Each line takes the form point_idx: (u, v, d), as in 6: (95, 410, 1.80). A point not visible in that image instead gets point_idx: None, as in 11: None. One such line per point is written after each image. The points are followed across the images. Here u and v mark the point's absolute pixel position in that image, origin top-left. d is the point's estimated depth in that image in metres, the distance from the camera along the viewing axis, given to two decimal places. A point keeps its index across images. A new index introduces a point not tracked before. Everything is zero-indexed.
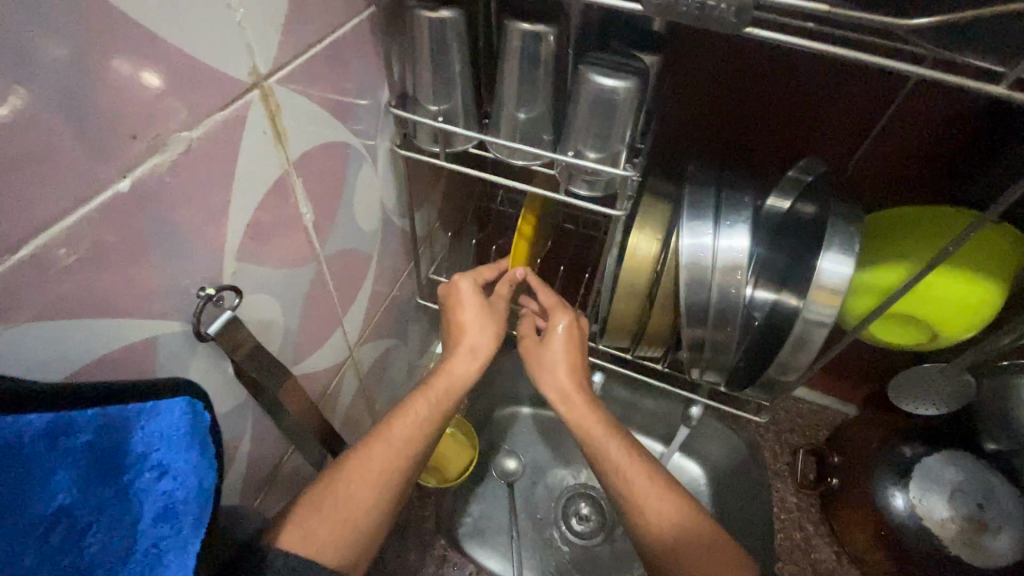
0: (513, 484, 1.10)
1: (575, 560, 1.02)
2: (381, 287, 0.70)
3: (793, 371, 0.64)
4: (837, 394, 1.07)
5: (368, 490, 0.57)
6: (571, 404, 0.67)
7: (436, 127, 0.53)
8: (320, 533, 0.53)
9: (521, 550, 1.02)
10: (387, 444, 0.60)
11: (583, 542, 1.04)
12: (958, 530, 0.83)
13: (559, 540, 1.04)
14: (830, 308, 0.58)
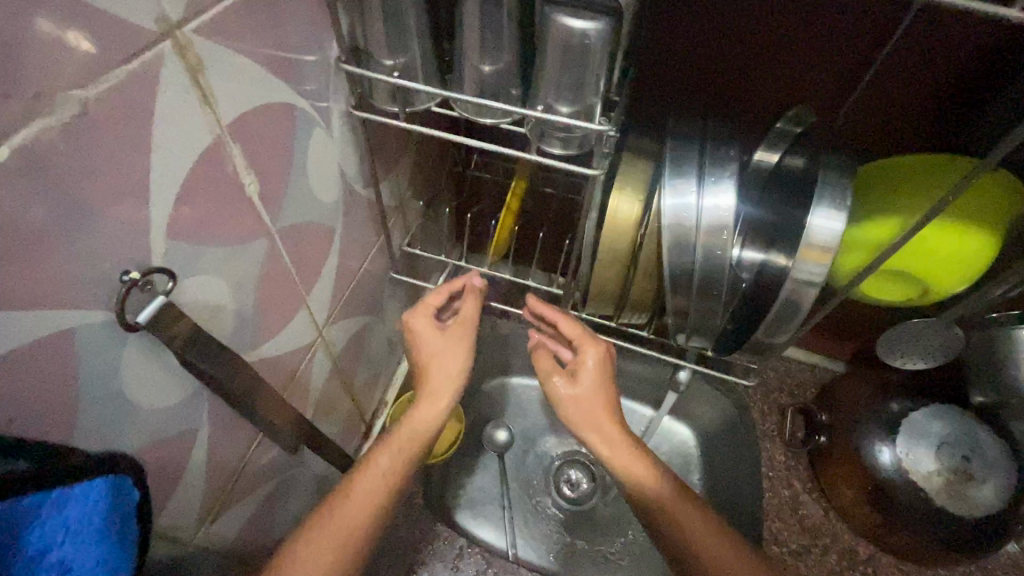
0: (503, 454, 1.08)
1: (569, 525, 1.02)
2: (348, 262, 0.66)
3: (783, 333, 0.62)
4: (825, 352, 1.07)
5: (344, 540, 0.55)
6: (609, 436, 0.65)
7: (393, 83, 0.49)
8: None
9: (512, 518, 1.02)
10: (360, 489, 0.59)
11: (574, 507, 1.03)
12: (944, 482, 0.84)
13: (550, 507, 1.03)
14: (821, 266, 0.55)
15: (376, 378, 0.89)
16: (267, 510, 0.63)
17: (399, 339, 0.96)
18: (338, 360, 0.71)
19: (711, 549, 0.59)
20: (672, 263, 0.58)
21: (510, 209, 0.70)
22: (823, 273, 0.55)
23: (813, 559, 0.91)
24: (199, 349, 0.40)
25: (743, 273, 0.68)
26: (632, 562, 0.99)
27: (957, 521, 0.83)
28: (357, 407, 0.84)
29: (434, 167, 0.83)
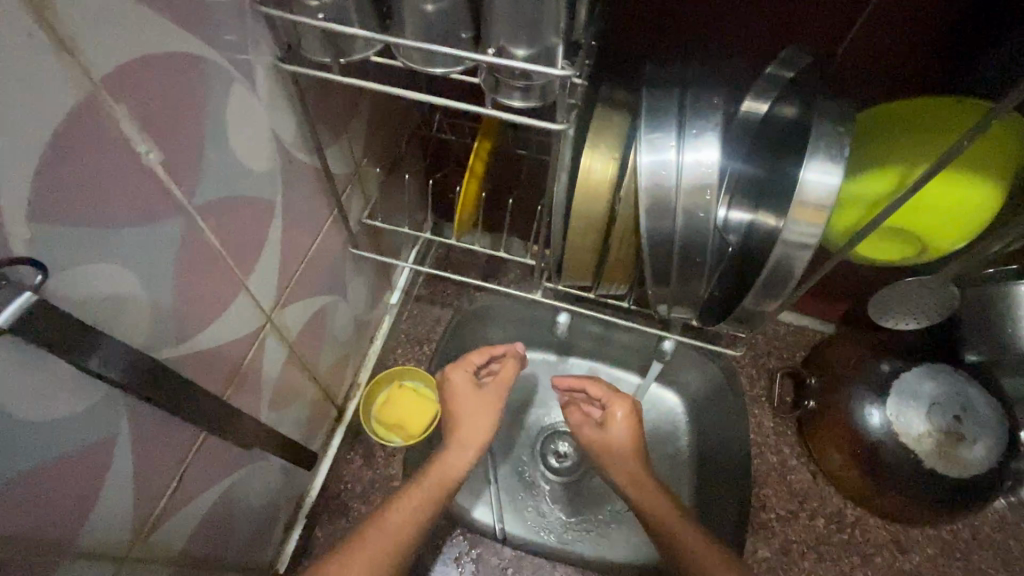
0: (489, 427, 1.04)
1: (559, 498, 0.99)
2: (297, 239, 0.60)
3: (774, 300, 0.57)
4: (816, 314, 1.03)
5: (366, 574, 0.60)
6: (636, 482, 0.71)
7: (320, 28, 0.41)
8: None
9: (499, 492, 0.99)
10: (386, 529, 0.64)
11: (562, 479, 1.01)
12: (935, 443, 0.81)
13: (539, 479, 1.01)
14: (814, 226, 0.50)
15: (344, 360, 0.84)
16: (221, 510, 0.58)
17: (368, 318, 0.91)
18: (295, 346, 0.66)
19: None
20: (651, 229, 0.52)
21: (476, 174, 0.64)
22: (816, 234, 0.50)
23: (803, 524, 0.89)
24: (94, 350, 0.35)
25: (729, 236, 0.63)
26: (621, 533, 0.97)
27: (945, 482, 0.81)
28: (324, 393, 0.80)
29: (393, 130, 0.76)
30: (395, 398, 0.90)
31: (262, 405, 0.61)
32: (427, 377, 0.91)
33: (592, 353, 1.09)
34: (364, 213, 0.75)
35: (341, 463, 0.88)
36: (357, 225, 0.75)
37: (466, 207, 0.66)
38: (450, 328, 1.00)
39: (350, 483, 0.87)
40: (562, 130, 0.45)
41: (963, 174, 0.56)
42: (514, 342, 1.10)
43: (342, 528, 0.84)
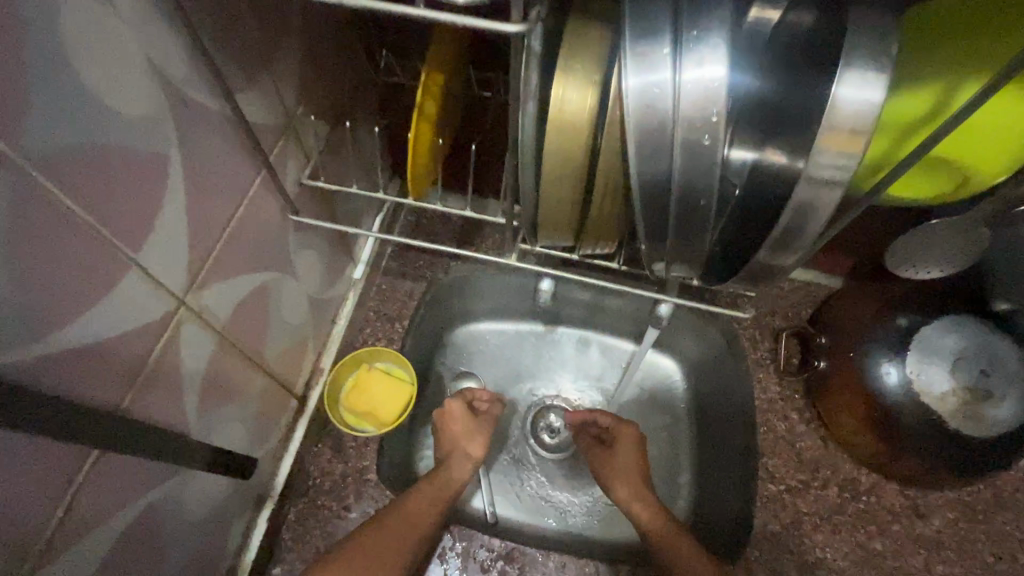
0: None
1: (553, 477, 0.91)
2: (212, 204, 0.49)
3: (793, 252, 0.47)
4: (823, 267, 0.94)
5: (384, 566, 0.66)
6: (630, 476, 0.80)
7: None
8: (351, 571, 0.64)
9: (489, 475, 0.91)
10: (406, 516, 0.70)
11: (555, 456, 0.93)
12: (959, 402, 0.74)
13: (531, 457, 0.93)
14: (847, 157, 0.39)
15: (299, 344, 0.74)
16: (146, 528, 0.49)
17: (327, 296, 0.80)
18: (229, 333, 0.56)
19: None
20: (641, 168, 0.42)
21: (428, 116, 0.53)
22: (848, 168, 0.40)
23: (815, 494, 0.82)
24: None
25: (735, 179, 0.53)
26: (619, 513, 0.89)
27: (969, 443, 0.74)
28: (277, 383, 0.70)
29: (334, 72, 0.64)
30: (366, 383, 0.81)
31: (189, 404, 0.52)
32: (400, 358, 0.82)
33: (581, 322, 1.00)
34: (305, 174, 0.64)
35: (307, 457, 0.80)
36: (298, 188, 0.64)
37: (420, 157, 0.55)
38: (423, 303, 0.90)
39: (318, 478, 0.79)
40: (520, 35, 0.34)
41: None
42: (496, 315, 1.00)
43: (311, 528, 0.76)
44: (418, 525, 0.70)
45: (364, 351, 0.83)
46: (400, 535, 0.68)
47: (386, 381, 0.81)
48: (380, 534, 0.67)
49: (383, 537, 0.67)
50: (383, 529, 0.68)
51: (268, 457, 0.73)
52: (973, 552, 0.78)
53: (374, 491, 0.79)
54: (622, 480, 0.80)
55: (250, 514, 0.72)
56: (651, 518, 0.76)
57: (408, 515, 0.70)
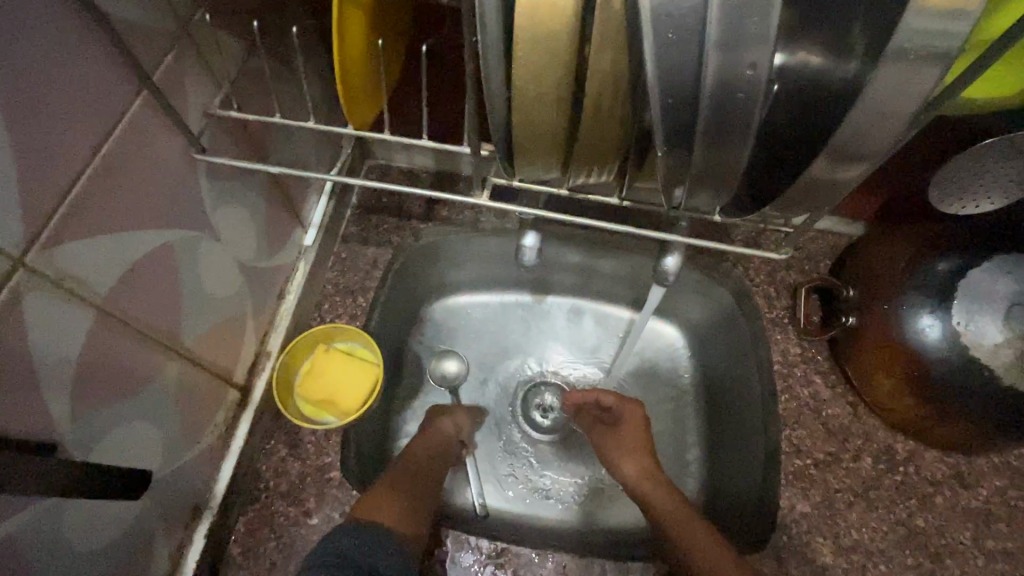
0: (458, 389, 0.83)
1: (549, 461, 0.80)
2: (57, 128, 0.35)
3: (860, 162, 0.35)
4: (844, 212, 0.83)
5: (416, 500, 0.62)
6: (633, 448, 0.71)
7: None
8: (392, 507, 0.58)
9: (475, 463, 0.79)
10: (420, 464, 0.66)
11: (547, 438, 0.81)
12: (1016, 354, 0.64)
13: (521, 441, 0.81)
14: (956, 16, 0.27)
15: (231, 322, 0.61)
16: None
17: (268, 265, 0.67)
18: (115, 308, 0.42)
19: None
20: (653, 35, 0.29)
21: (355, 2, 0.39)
22: (955, 34, 0.27)
23: (847, 467, 0.72)
24: None
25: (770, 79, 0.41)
26: (624, 498, 0.78)
27: None
28: (204, 371, 0.57)
29: None
30: (323, 366, 0.68)
31: (55, 403, 0.39)
32: (363, 334, 0.69)
33: (573, 288, 0.88)
34: (216, 103, 0.50)
35: (256, 457, 0.67)
36: (206, 121, 0.49)
37: (351, 64, 0.42)
38: (390, 272, 0.77)
39: (270, 481, 0.66)
40: None
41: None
42: (476, 283, 0.88)
43: (262, 541, 0.64)
44: (432, 471, 0.67)
45: (320, 328, 0.70)
46: (421, 479, 0.64)
47: (346, 363, 0.68)
48: (405, 476, 0.63)
49: (406, 481, 0.63)
50: (402, 476, 0.63)
51: (202, 461, 0.60)
52: None
53: (337, 493, 0.66)
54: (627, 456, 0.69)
55: (182, 530, 0.60)
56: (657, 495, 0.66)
57: (422, 461, 0.67)
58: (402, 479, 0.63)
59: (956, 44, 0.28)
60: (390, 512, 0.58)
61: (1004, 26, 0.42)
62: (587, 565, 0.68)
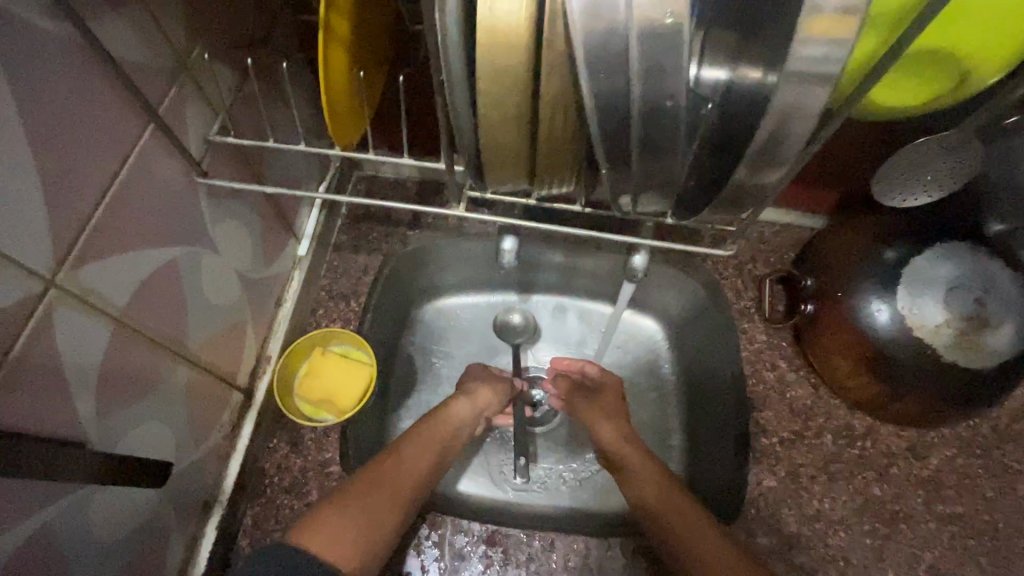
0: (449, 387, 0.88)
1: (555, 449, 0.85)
2: (78, 160, 0.40)
3: (776, 169, 0.41)
4: (804, 207, 0.89)
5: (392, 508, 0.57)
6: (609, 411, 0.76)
7: None
8: (344, 536, 0.52)
9: (487, 455, 0.83)
10: (401, 469, 0.60)
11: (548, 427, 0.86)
12: (954, 333, 0.69)
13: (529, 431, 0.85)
14: (834, 47, 0.32)
15: (231, 330, 0.65)
16: (37, 553, 0.42)
17: (264, 275, 0.72)
18: (132, 318, 0.47)
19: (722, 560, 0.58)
20: (595, 69, 0.34)
21: (339, 39, 0.44)
22: (834, 60, 0.33)
23: (809, 444, 0.78)
24: None
25: (709, 99, 0.47)
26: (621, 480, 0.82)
27: (965, 375, 0.70)
28: (209, 374, 0.62)
29: (235, 9, 0.54)
30: (320, 367, 0.73)
31: (84, 406, 0.43)
32: (357, 337, 0.74)
33: (555, 287, 0.93)
34: (213, 129, 0.54)
35: (261, 454, 0.72)
36: (205, 146, 0.54)
37: (337, 94, 0.46)
38: (380, 279, 0.82)
39: (274, 476, 0.71)
40: None
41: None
42: (462, 285, 0.93)
43: (269, 532, 0.69)
44: (415, 475, 0.61)
45: (316, 333, 0.75)
46: (395, 487, 0.58)
47: (342, 365, 0.73)
48: (375, 486, 0.57)
49: (374, 492, 0.57)
50: (373, 482, 0.58)
51: (209, 460, 0.65)
52: (973, 488, 0.75)
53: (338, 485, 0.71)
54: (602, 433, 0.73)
55: (194, 523, 0.64)
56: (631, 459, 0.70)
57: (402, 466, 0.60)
58: (368, 488, 0.57)
59: (835, 70, 0.34)
60: (335, 534, 0.52)
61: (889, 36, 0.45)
62: (572, 543, 0.73)
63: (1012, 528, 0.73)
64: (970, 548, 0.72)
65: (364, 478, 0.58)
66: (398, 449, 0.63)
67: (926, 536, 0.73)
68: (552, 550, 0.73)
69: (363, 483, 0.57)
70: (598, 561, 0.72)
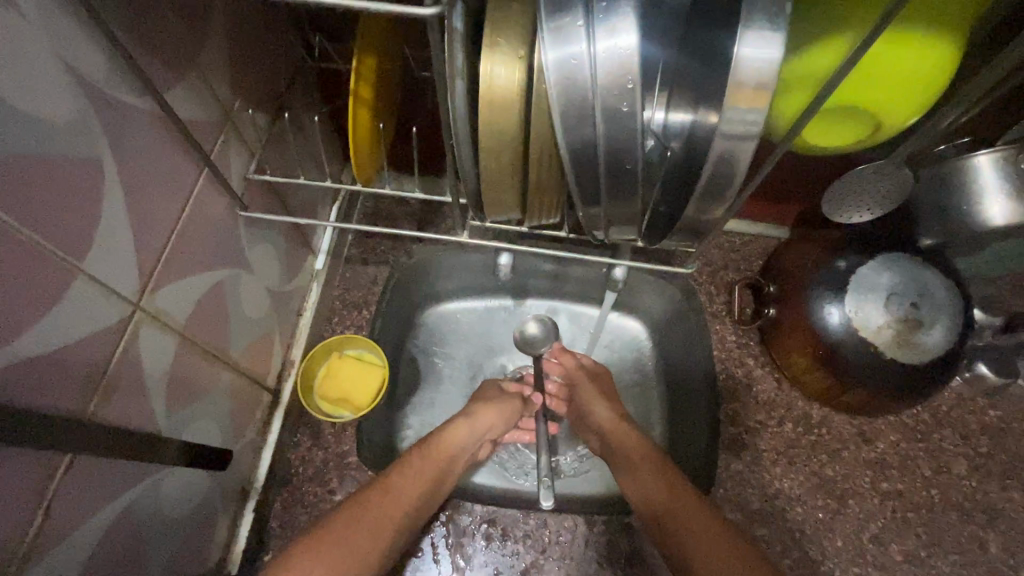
0: (452, 385, 0.96)
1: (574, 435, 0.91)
2: (155, 207, 0.49)
3: (719, 205, 0.51)
4: (769, 218, 0.99)
5: (368, 539, 0.63)
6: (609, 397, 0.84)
7: None
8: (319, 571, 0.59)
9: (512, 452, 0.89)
10: (385, 503, 0.67)
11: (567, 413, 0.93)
12: (893, 333, 0.79)
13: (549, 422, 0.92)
14: (755, 112, 0.43)
15: (262, 339, 0.74)
16: (127, 525, 0.51)
17: (288, 289, 0.81)
18: (190, 331, 0.57)
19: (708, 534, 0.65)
20: (571, 138, 0.44)
21: (364, 102, 0.53)
22: (755, 122, 0.44)
23: (772, 432, 0.89)
24: None
25: (671, 143, 0.56)
26: None
27: (905, 370, 0.79)
28: (246, 378, 0.71)
29: (268, 64, 0.63)
30: (338, 370, 0.82)
31: (158, 405, 0.53)
32: (370, 342, 0.83)
33: (547, 292, 1.02)
34: (251, 168, 0.63)
35: (288, 448, 0.82)
36: (244, 184, 0.63)
37: (363, 144, 0.55)
38: (389, 288, 0.91)
39: (300, 467, 0.81)
40: (436, 17, 0.36)
41: (903, 36, 0.50)
42: (462, 292, 1.02)
43: (297, 514, 0.79)
44: (398, 507, 0.67)
45: (334, 339, 0.84)
46: (375, 522, 0.65)
47: (357, 367, 0.83)
48: (358, 522, 0.64)
49: (354, 528, 0.63)
50: (354, 518, 0.64)
51: (245, 452, 0.75)
52: (914, 468, 0.86)
53: (357, 473, 0.81)
54: (602, 414, 0.82)
55: (234, 508, 0.74)
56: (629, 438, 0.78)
57: (385, 500, 0.67)
58: (349, 524, 0.63)
59: (756, 128, 0.44)
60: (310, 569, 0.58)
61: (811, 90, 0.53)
62: (563, 521, 0.83)
63: (946, 502, 0.84)
64: (908, 520, 0.83)
65: (346, 513, 0.65)
66: (400, 469, 0.70)
67: (871, 510, 0.84)
68: (545, 527, 0.83)
69: (345, 519, 0.64)
70: (586, 536, 0.83)
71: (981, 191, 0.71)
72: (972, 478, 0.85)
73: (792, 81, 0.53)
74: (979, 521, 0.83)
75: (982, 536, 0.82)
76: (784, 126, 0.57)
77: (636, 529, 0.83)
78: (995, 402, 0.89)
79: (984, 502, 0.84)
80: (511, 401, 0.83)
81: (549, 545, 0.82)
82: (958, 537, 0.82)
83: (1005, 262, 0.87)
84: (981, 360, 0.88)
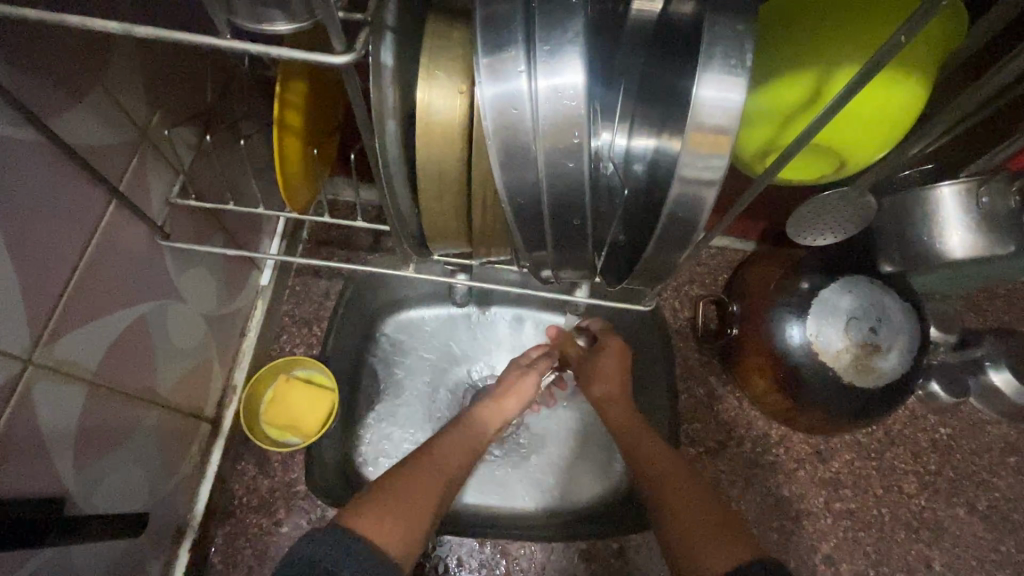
0: (413, 400, 0.89)
1: (569, 449, 0.89)
2: (48, 253, 0.44)
3: (681, 251, 0.46)
4: (737, 231, 0.97)
5: (423, 492, 0.64)
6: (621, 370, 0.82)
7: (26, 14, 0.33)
8: (386, 521, 0.59)
9: (512, 472, 0.87)
10: (428, 473, 0.67)
11: (569, 427, 0.90)
12: (852, 357, 0.77)
13: (550, 438, 0.89)
14: (715, 159, 0.39)
15: (195, 367, 0.69)
16: None
17: (227, 311, 0.75)
18: (103, 379, 0.52)
19: (687, 508, 0.65)
20: (513, 191, 0.39)
21: (293, 129, 0.49)
22: (717, 168, 0.39)
23: (731, 452, 0.89)
24: None
25: (636, 166, 0.50)
26: (584, 477, 0.87)
27: (864, 395, 0.78)
28: (176, 413, 0.66)
29: (196, 74, 0.57)
30: (284, 394, 0.77)
31: (61, 465, 0.49)
32: (320, 365, 0.79)
33: (513, 299, 0.94)
34: (174, 192, 0.57)
35: (230, 477, 0.77)
36: (167, 210, 0.56)
37: (291, 173, 0.51)
38: (343, 300, 0.85)
39: (243, 497, 0.77)
40: (347, 62, 0.33)
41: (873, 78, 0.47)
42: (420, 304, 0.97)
43: (240, 548, 0.75)
44: (438, 477, 0.67)
45: (283, 360, 0.79)
46: (422, 481, 0.65)
47: (307, 392, 0.78)
48: (378, 515, 0.59)
49: (375, 520, 0.58)
50: (373, 510, 0.60)
51: (179, 488, 0.70)
52: (866, 487, 0.87)
53: (304, 503, 0.77)
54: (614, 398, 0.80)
55: (169, 546, 0.70)
56: (618, 415, 0.79)
57: (409, 487, 0.64)
58: (388, 500, 0.61)
59: (718, 176, 0.39)
60: (377, 519, 0.59)
61: (782, 126, 0.50)
62: (521, 548, 0.83)
63: (895, 520, 0.86)
64: (859, 540, 0.85)
65: (361, 504, 0.60)
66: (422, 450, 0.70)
67: (823, 530, 0.85)
68: (502, 555, 0.82)
69: (362, 512, 0.59)
70: (543, 563, 0.82)
71: (940, 222, 0.71)
72: (921, 496, 0.87)
73: (756, 117, 0.50)
74: (925, 539, 0.85)
75: (927, 555, 0.84)
76: (751, 159, 0.54)
77: (594, 554, 0.83)
78: (944, 419, 0.91)
79: (931, 521, 0.86)
80: (504, 403, 0.80)
81: (508, 571, 0.82)
82: (906, 556, 0.84)
83: (960, 282, 0.87)
84: (934, 378, 0.89)
